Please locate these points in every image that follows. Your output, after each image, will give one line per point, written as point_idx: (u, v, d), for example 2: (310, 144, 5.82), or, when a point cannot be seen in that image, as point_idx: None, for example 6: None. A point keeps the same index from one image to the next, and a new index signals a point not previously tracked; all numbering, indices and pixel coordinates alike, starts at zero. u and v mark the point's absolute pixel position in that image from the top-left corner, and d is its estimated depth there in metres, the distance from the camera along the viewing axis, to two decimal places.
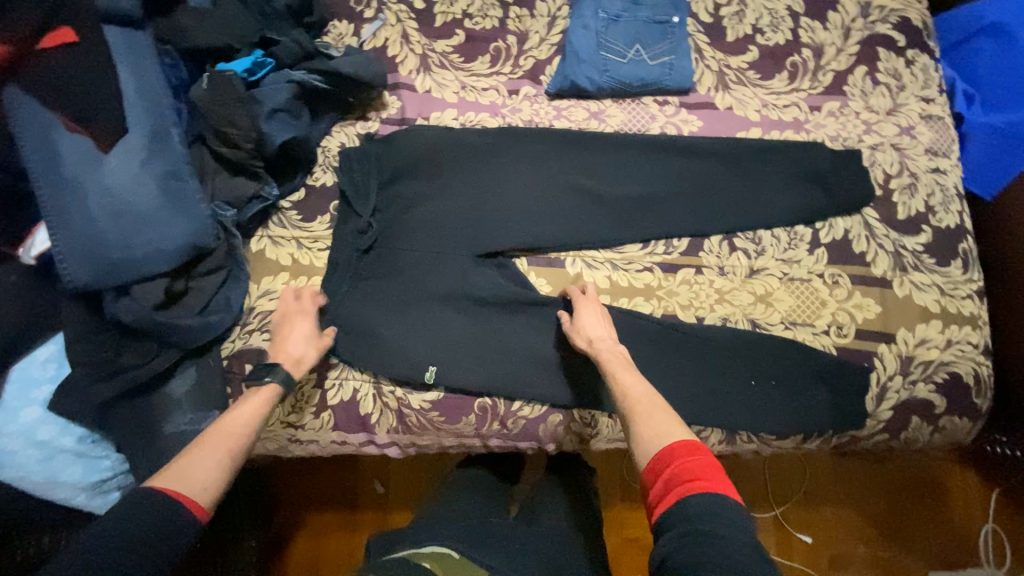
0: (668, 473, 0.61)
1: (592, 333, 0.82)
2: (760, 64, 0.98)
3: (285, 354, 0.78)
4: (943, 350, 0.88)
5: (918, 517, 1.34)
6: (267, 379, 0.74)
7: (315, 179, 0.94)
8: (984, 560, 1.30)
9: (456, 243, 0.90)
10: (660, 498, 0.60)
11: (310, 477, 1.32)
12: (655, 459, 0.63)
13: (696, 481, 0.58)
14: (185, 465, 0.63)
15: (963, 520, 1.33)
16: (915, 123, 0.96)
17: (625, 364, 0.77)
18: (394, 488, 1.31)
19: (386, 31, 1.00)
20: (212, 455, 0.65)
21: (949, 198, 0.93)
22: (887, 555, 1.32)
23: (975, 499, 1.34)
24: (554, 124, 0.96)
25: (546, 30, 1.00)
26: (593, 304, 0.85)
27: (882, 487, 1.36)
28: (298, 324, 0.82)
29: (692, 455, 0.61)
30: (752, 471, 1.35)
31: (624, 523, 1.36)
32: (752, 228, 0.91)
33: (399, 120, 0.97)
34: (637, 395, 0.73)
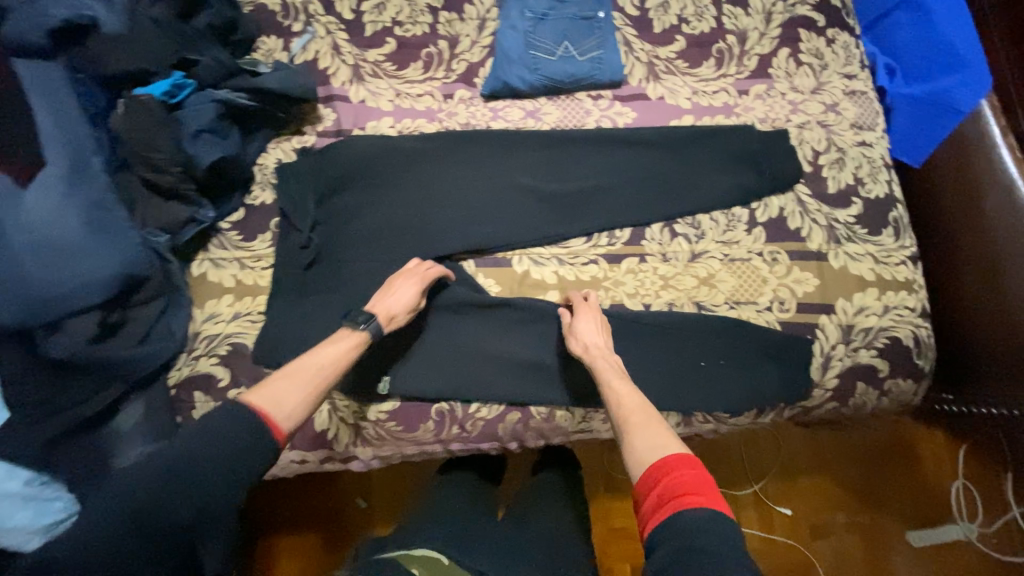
0: (663, 485, 0.60)
1: (588, 339, 0.83)
2: (687, 52, 1.01)
3: (381, 307, 0.79)
4: (881, 316, 0.91)
5: (892, 479, 1.38)
6: (361, 327, 0.76)
7: (253, 198, 0.94)
8: (959, 514, 1.34)
9: (401, 251, 0.90)
10: (654, 510, 0.59)
11: (291, 498, 1.30)
12: (651, 469, 0.62)
13: (692, 496, 0.58)
14: (278, 390, 0.66)
15: (935, 478, 1.38)
16: (839, 100, 0.99)
17: (620, 372, 0.79)
18: (377, 502, 1.29)
19: (316, 44, 1.00)
20: (299, 386, 0.68)
21: (877, 168, 0.97)
22: (866, 518, 1.35)
23: (944, 456, 1.39)
24: (491, 126, 0.97)
25: (476, 32, 1.00)
26: (593, 311, 0.85)
27: (855, 453, 1.40)
28: (408, 284, 0.82)
29: (686, 469, 0.61)
30: (729, 450, 1.38)
31: (611, 514, 1.36)
32: (690, 214, 0.93)
33: (336, 133, 0.97)
34: (631, 403, 0.72)
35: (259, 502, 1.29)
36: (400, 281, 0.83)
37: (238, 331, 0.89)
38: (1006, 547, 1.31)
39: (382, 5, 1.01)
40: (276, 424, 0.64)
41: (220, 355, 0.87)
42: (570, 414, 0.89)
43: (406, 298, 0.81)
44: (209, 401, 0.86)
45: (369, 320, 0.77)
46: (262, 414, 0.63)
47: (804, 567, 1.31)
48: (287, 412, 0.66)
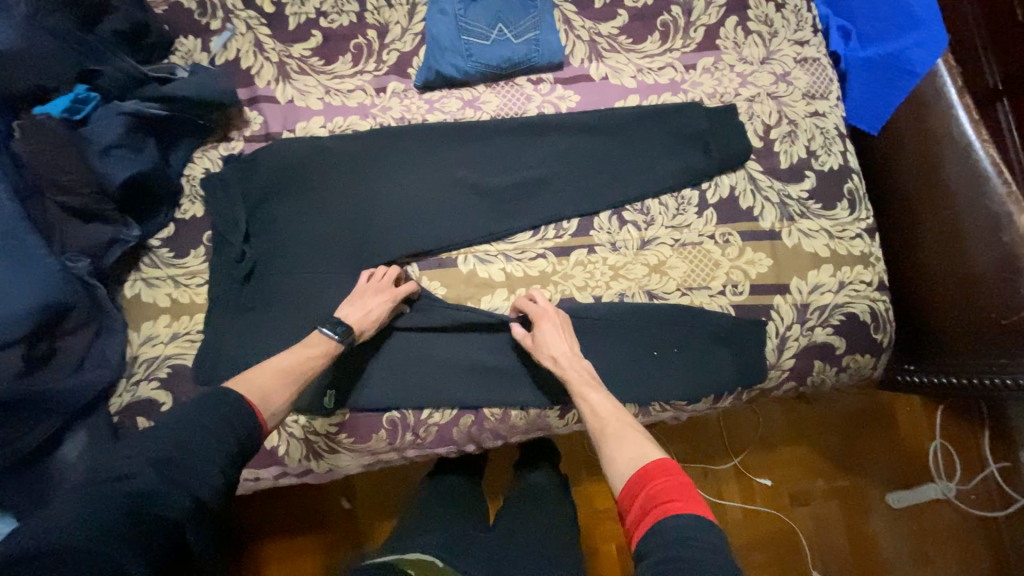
0: (644, 495, 0.59)
1: (554, 350, 0.80)
2: (631, 27, 0.95)
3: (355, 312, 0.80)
4: (837, 293, 0.89)
5: (870, 444, 1.39)
6: (332, 335, 0.78)
7: (184, 212, 0.90)
8: (937, 474, 1.36)
9: (340, 258, 0.87)
10: (638, 522, 0.58)
11: (275, 503, 1.29)
12: (630, 480, 0.61)
13: (673, 503, 0.57)
14: (262, 384, 0.70)
15: (913, 440, 1.39)
16: (791, 68, 0.95)
17: (592, 384, 0.78)
18: (361, 502, 1.29)
19: (237, 42, 0.94)
20: (286, 383, 0.72)
21: (831, 139, 0.93)
22: (844, 484, 1.37)
23: (922, 419, 1.39)
24: (428, 119, 0.92)
25: (407, 19, 0.94)
26: (552, 318, 0.83)
27: (834, 421, 1.40)
28: (378, 298, 0.82)
29: (666, 475, 0.60)
30: (708, 425, 1.37)
31: (593, 497, 1.36)
32: (639, 200, 0.90)
33: (265, 136, 0.92)
34: (607, 416, 0.72)
35: (245, 508, 1.29)
36: (368, 291, 0.83)
37: (178, 352, 0.86)
38: (982, 502, 1.34)
39: None
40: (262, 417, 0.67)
41: (162, 378, 0.85)
42: (524, 414, 0.87)
43: (380, 306, 0.81)
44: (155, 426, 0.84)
45: (345, 332, 0.78)
46: (253, 406, 0.66)
47: (785, 535, 1.33)
48: (273, 405, 0.69)
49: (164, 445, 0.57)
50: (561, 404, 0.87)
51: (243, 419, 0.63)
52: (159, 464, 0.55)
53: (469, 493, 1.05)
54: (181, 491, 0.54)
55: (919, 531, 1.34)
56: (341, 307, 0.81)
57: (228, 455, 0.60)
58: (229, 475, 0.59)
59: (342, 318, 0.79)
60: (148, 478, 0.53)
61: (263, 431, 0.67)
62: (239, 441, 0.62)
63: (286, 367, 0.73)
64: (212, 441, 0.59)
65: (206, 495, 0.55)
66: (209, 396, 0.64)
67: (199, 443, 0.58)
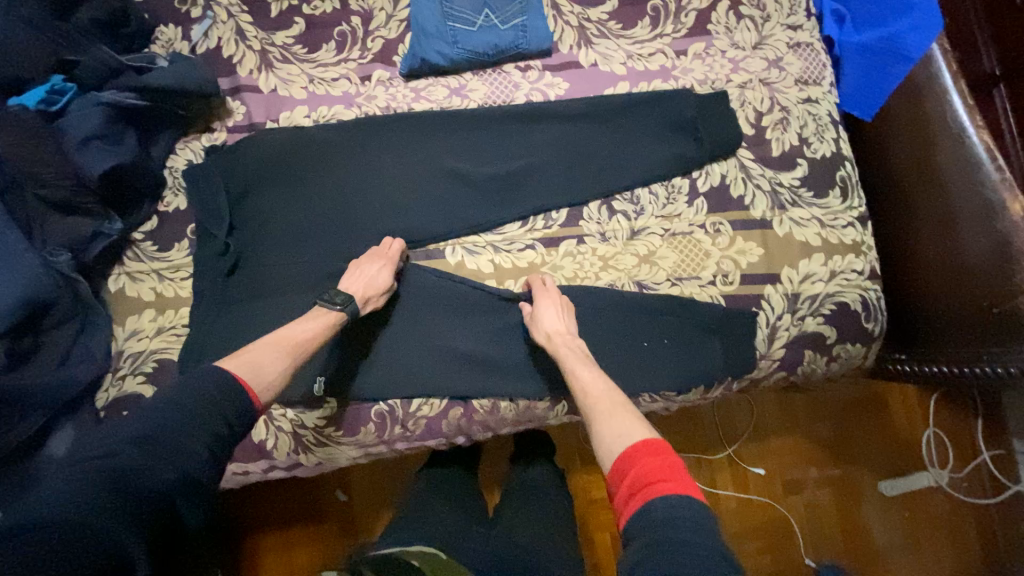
0: (631, 476, 0.61)
1: (549, 327, 0.80)
2: (621, 12, 0.93)
3: (354, 286, 0.79)
4: (828, 282, 0.88)
5: (864, 432, 1.39)
6: (336, 305, 0.77)
7: (167, 205, 0.89)
8: (930, 462, 1.37)
9: (326, 250, 0.86)
10: (627, 502, 0.60)
11: (271, 497, 1.29)
12: (619, 460, 0.63)
13: (660, 482, 0.58)
14: (257, 360, 0.69)
15: (906, 429, 1.39)
16: (784, 54, 0.93)
17: (583, 359, 0.79)
18: (357, 494, 1.29)
19: (218, 30, 0.92)
20: (280, 357, 0.71)
21: (823, 126, 0.92)
22: (837, 472, 1.37)
23: (916, 407, 1.39)
24: (413, 108, 0.91)
25: (392, 5, 0.92)
26: (552, 295, 0.83)
27: (828, 410, 1.40)
28: (374, 266, 0.82)
29: (652, 455, 0.62)
30: (702, 415, 1.37)
31: (589, 487, 1.36)
32: (629, 189, 0.89)
33: (248, 127, 0.90)
34: (598, 396, 0.73)
35: (242, 500, 1.29)
36: (366, 260, 0.83)
37: (164, 346, 0.85)
38: (974, 489, 1.34)
39: None
40: (254, 393, 0.66)
41: (147, 373, 0.84)
42: (514, 404, 0.87)
43: (380, 273, 0.81)
44: None
45: (347, 301, 0.77)
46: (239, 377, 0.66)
47: (779, 523, 1.34)
48: (266, 381, 0.68)
49: (149, 423, 0.59)
50: (550, 396, 0.87)
51: (233, 398, 0.64)
52: (143, 442, 0.57)
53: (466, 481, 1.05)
54: (166, 465, 0.56)
55: (910, 518, 1.35)
56: (342, 282, 0.80)
57: (214, 434, 0.61)
58: (216, 449, 0.60)
59: (345, 290, 0.78)
60: (131, 454, 0.56)
61: (258, 409, 0.67)
62: (229, 420, 0.63)
63: (285, 341, 0.73)
64: (201, 423, 0.60)
65: (195, 467, 0.57)
66: (201, 373, 0.65)
67: (185, 420, 0.60)
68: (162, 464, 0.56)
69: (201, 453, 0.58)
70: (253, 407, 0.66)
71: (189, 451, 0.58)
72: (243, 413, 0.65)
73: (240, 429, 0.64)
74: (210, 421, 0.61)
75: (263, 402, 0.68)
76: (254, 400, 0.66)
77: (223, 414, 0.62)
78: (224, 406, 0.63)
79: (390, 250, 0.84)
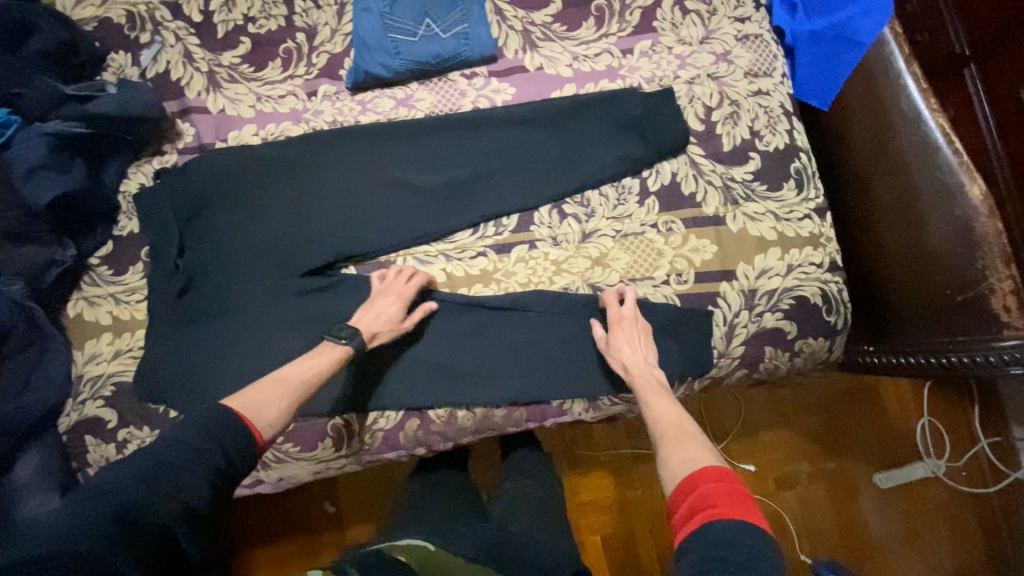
0: (692, 498, 0.60)
1: (625, 356, 0.81)
2: (565, 14, 0.93)
3: (364, 322, 0.80)
4: (785, 276, 0.87)
5: (856, 423, 1.36)
6: (343, 341, 0.78)
7: (121, 229, 0.90)
8: (925, 452, 1.33)
9: (275, 267, 0.86)
10: (684, 523, 0.59)
11: (263, 511, 1.30)
12: (684, 481, 0.62)
13: (717, 506, 0.57)
14: (259, 399, 0.70)
15: (900, 419, 1.36)
16: (731, 47, 0.92)
17: (656, 387, 0.79)
18: (345, 505, 1.29)
19: (166, 53, 0.93)
20: (284, 395, 0.71)
21: (775, 118, 0.90)
22: (830, 465, 1.34)
23: (908, 396, 1.36)
24: (360, 120, 0.91)
25: (336, 20, 0.93)
26: (635, 329, 0.83)
27: (818, 402, 1.37)
28: (388, 302, 0.82)
29: (717, 481, 0.60)
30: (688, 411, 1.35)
31: (577, 489, 1.34)
32: (578, 192, 0.89)
33: (197, 148, 0.91)
34: (669, 421, 0.73)
35: (233, 517, 1.30)
36: (378, 295, 0.83)
37: (122, 369, 0.86)
38: (973, 478, 1.31)
39: (230, 2, 0.93)
40: (256, 429, 0.66)
41: (107, 396, 0.85)
42: (472, 412, 0.86)
43: (389, 307, 0.81)
44: (101, 444, 0.84)
45: (352, 334, 0.78)
46: (243, 418, 0.66)
47: (772, 520, 1.31)
48: (268, 418, 0.68)
49: (149, 461, 0.58)
50: (506, 403, 0.86)
51: (230, 433, 0.63)
52: (145, 479, 0.56)
53: (444, 484, 1.04)
54: (170, 499, 0.55)
55: (909, 510, 1.32)
56: (356, 316, 0.82)
57: (213, 468, 0.59)
58: (219, 484, 0.59)
59: (354, 324, 0.80)
60: (136, 491, 0.55)
61: (261, 446, 0.67)
62: (228, 454, 0.62)
63: (290, 378, 0.73)
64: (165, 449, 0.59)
65: (198, 502, 0.57)
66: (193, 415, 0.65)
67: (186, 458, 0.59)
68: (165, 498, 0.55)
69: (203, 489, 0.57)
70: (255, 442, 0.66)
71: (190, 485, 0.57)
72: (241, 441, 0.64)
73: (241, 466, 0.63)
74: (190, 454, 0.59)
75: (266, 439, 0.68)
76: (257, 437, 0.66)
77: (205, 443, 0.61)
78: (225, 439, 0.62)
79: (409, 284, 0.84)
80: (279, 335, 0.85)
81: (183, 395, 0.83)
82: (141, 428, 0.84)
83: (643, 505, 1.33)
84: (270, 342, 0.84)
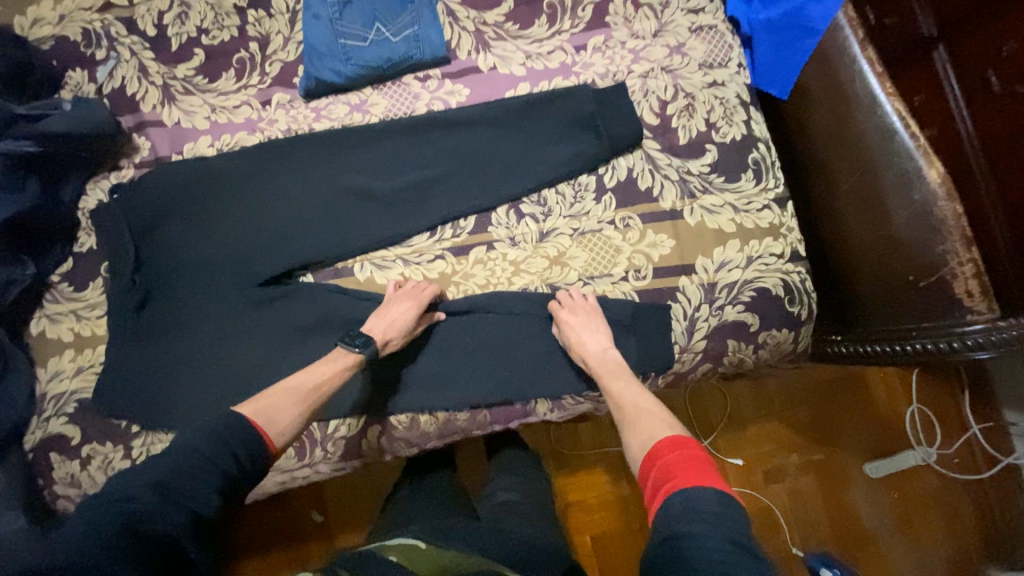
0: (654, 474, 0.60)
1: (586, 349, 0.81)
2: (517, 13, 0.93)
3: (377, 328, 0.80)
4: (745, 269, 0.86)
5: (844, 412, 1.31)
6: (357, 350, 0.79)
7: (81, 246, 0.91)
8: (915, 439, 1.28)
9: (234, 277, 0.87)
10: (651, 499, 0.59)
11: (247, 531, 1.22)
12: (643, 461, 0.63)
13: (674, 476, 0.57)
14: (272, 408, 0.70)
15: (889, 406, 1.31)
16: (685, 39, 0.92)
17: (618, 374, 0.79)
18: (334, 513, 1.22)
19: (122, 69, 0.93)
20: (297, 404, 0.72)
21: (731, 109, 0.90)
22: (820, 456, 1.29)
23: (897, 383, 1.31)
24: (314, 127, 0.91)
25: (288, 28, 0.93)
26: (590, 318, 0.82)
27: (804, 392, 1.32)
28: (404, 307, 0.81)
29: (672, 451, 0.61)
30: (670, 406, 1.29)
31: (567, 490, 1.27)
32: (535, 191, 0.89)
33: (154, 161, 0.92)
34: (628, 407, 0.73)
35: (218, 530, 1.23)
36: (393, 300, 0.83)
37: (83, 386, 0.87)
38: (965, 465, 1.26)
39: (183, 14, 0.93)
40: (268, 436, 0.66)
41: (70, 413, 0.85)
42: (434, 417, 0.86)
43: (406, 312, 0.81)
44: (66, 461, 0.84)
45: (366, 343, 0.79)
46: (256, 424, 0.66)
47: (761, 515, 1.26)
48: (280, 426, 0.68)
49: (163, 471, 0.57)
50: (469, 406, 0.86)
51: (242, 437, 0.63)
52: (157, 486, 0.55)
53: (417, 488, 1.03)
54: (178, 508, 0.54)
55: (901, 499, 1.27)
56: (369, 321, 0.82)
57: (225, 476, 0.59)
58: (228, 492, 0.59)
59: (370, 330, 0.80)
60: (146, 500, 0.53)
61: (272, 451, 0.67)
62: (240, 460, 0.62)
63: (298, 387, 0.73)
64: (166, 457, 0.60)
65: (205, 509, 0.56)
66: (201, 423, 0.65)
67: (202, 467, 0.58)
68: (176, 508, 0.54)
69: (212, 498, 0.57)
70: (266, 448, 0.66)
71: (201, 494, 0.56)
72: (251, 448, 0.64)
73: (250, 472, 0.63)
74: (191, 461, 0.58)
75: (278, 445, 0.68)
76: (268, 443, 0.66)
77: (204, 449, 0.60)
78: (235, 444, 0.62)
79: (423, 293, 0.83)
80: (238, 344, 0.86)
81: (147, 410, 0.84)
82: (104, 444, 0.84)
83: (632, 499, 1.27)
84: (231, 353, 0.85)
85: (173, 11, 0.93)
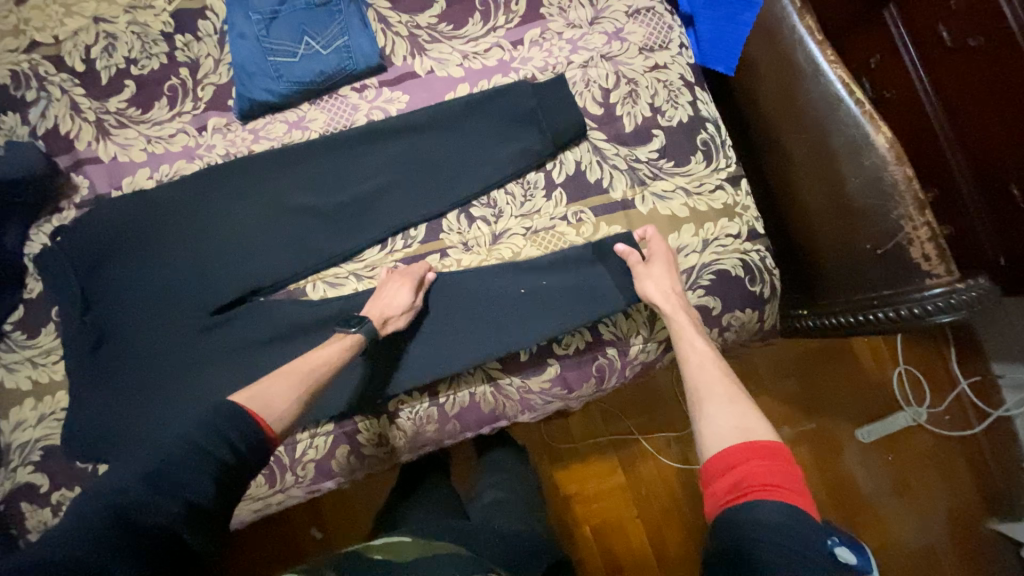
0: (740, 471, 0.56)
1: (663, 285, 0.78)
2: (450, 13, 0.91)
3: (376, 309, 0.79)
4: (703, 252, 0.86)
5: (831, 382, 1.29)
6: (353, 329, 0.77)
7: (31, 291, 0.89)
8: (905, 401, 1.26)
9: (186, 309, 0.85)
10: (730, 495, 0.55)
11: (242, 561, 1.18)
12: (726, 454, 0.58)
13: (771, 488, 0.53)
14: (271, 390, 0.67)
15: (876, 372, 1.28)
16: (623, 24, 0.90)
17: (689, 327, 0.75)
18: (333, 527, 1.20)
19: (53, 108, 0.90)
20: (297, 384, 0.70)
21: (676, 91, 0.89)
22: (812, 428, 1.27)
23: (881, 347, 1.29)
24: (254, 149, 0.89)
25: (218, 50, 0.91)
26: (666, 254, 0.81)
27: (791, 365, 1.29)
28: (401, 286, 0.80)
29: (767, 459, 0.56)
30: (654, 388, 1.29)
31: (563, 483, 1.25)
32: (483, 194, 0.87)
33: (94, 200, 0.90)
34: (701, 368, 0.70)
35: None
36: (393, 279, 0.82)
37: (47, 433, 0.85)
38: (957, 422, 1.25)
39: (110, 46, 0.90)
40: (266, 424, 0.63)
41: (36, 461, 0.84)
42: (404, 429, 0.85)
43: (400, 294, 0.80)
44: (38, 508, 0.83)
45: (361, 322, 0.78)
46: (251, 411, 0.62)
47: None
48: (280, 409, 0.66)
49: (153, 461, 0.56)
50: (437, 418, 0.85)
51: (241, 427, 0.60)
52: (149, 478, 0.55)
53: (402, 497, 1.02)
54: (172, 498, 0.54)
55: (896, 464, 1.25)
56: (365, 304, 0.81)
57: (219, 464, 0.57)
58: (223, 481, 0.57)
59: (364, 312, 0.79)
60: (137, 491, 0.54)
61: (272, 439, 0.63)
62: (238, 449, 0.59)
63: (299, 368, 0.71)
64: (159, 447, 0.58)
65: (200, 499, 0.55)
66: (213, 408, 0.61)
67: (193, 455, 0.56)
68: (166, 498, 0.53)
69: (204, 487, 0.55)
70: (266, 437, 0.62)
71: (193, 483, 0.55)
72: (254, 444, 0.61)
73: (251, 458, 0.61)
74: (184, 454, 0.56)
75: (276, 432, 0.64)
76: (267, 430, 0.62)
77: (209, 428, 0.59)
78: (231, 430, 0.60)
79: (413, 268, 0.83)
80: (197, 375, 0.84)
81: (112, 451, 0.82)
82: (74, 488, 0.83)
83: (628, 485, 1.26)
84: (190, 386, 0.84)
85: (99, 44, 0.90)
